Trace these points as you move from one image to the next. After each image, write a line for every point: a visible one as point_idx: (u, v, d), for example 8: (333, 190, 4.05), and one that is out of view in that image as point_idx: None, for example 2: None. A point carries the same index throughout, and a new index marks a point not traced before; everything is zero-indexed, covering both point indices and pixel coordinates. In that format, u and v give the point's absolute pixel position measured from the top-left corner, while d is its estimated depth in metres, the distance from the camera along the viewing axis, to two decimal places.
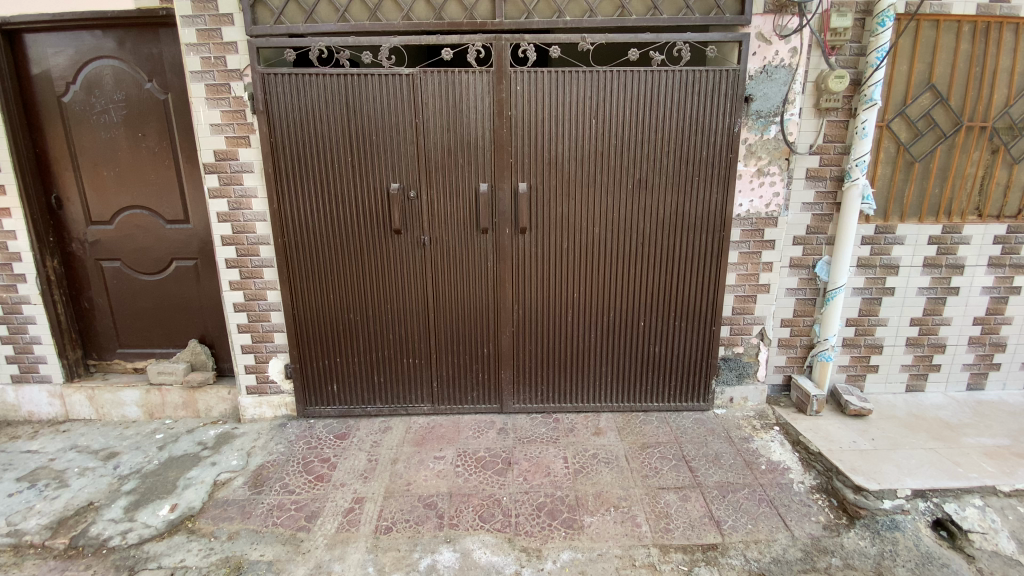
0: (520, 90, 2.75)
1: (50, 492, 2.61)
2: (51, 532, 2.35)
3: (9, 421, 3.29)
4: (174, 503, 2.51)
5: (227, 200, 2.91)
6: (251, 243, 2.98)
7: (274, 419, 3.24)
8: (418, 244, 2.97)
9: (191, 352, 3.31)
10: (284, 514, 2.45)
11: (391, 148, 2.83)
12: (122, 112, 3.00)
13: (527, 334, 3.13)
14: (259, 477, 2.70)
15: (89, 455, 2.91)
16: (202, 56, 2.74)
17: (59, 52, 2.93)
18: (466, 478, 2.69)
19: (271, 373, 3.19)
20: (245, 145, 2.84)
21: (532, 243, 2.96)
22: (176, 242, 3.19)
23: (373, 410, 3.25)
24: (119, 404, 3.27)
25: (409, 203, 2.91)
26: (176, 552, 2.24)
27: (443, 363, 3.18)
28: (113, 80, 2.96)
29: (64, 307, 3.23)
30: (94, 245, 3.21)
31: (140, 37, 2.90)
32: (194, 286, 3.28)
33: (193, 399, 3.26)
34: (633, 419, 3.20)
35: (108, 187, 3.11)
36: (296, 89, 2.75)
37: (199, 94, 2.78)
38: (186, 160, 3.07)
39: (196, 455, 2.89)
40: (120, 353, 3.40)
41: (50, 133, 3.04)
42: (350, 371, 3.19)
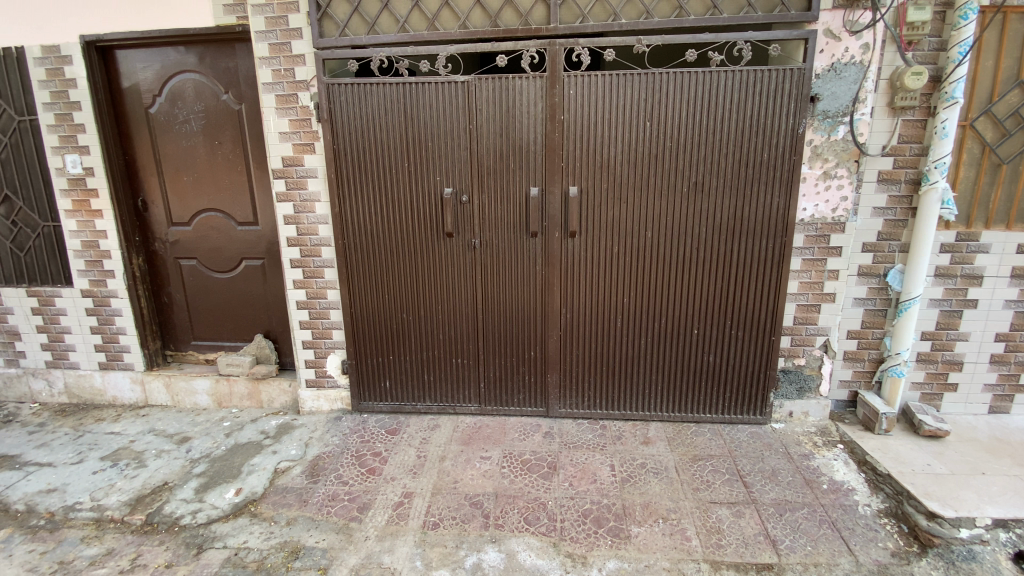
0: (574, 94, 2.75)
1: (130, 471, 2.83)
2: (130, 508, 2.54)
3: (96, 404, 3.61)
4: (238, 487, 2.66)
5: (292, 204, 3.08)
6: (314, 244, 3.14)
7: (330, 412, 3.38)
8: (468, 247, 3.02)
9: (257, 346, 3.52)
10: (337, 503, 2.54)
11: (445, 152, 2.90)
12: (201, 122, 3.24)
13: (574, 339, 3.11)
14: (316, 466, 2.82)
15: (164, 439, 3.14)
16: (274, 68, 2.91)
17: (146, 67, 3.19)
18: (512, 479, 2.70)
19: (328, 368, 3.33)
20: (310, 152, 3.00)
21: (582, 247, 2.95)
22: (246, 242, 3.41)
23: (422, 408, 3.33)
24: (191, 392, 3.51)
25: (460, 206, 2.97)
26: (240, 534, 2.38)
27: (491, 365, 3.21)
28: (194, 92, 3.21)
29: (146, 301, 3.51)
30: (173, 245, 3.47)
31: (219, 52, 3.13)
32: (261, 284, 3.48)
33: (257, 390, 3.46)
34: (684, 430, 3.11)
35: (187, 191, 3.36)
36: (358, 97, 2.87)
37: (270, 104, 2.96)
38: (256, 166, 3.27)
39: (259, 443, 3.06)
40: (193, 345, 3.66)
41: (138, 142, 3.32)
42: (402, 369, 3.29)
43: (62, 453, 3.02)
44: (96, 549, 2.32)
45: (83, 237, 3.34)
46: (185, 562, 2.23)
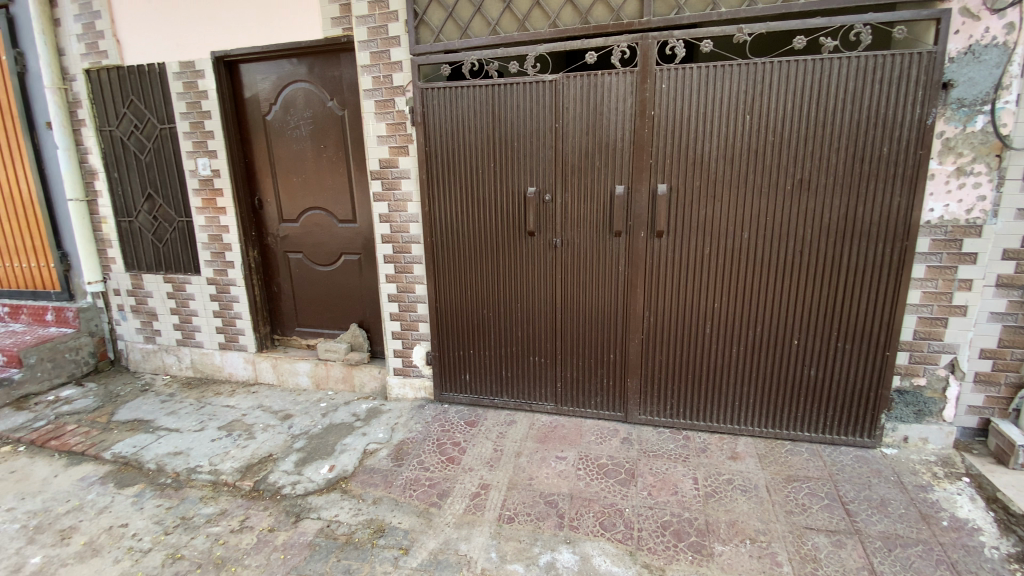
0: (665, 88, 2.66)
1: (242, 441, 3.16)
2: (240, 474, 2.83)
3: (216, 379, 4.06)
4: (332, 464, 2.87)
5: (387, 203, 3.27)
6: (405, 241, 3.30)
7: (415, 400, 3.55)
8: (551, 246, 3.02)
9: (352, 334, 3.78)
10: (419, 488, 2.66)
11: (531, 151, 2.93)
12: (310, 127, 3.53)
13: (657, 344, 3.00)
14: (400, 451, 2.98)
15: (270, 414, 3.47)
16: (374, 75, 3.11)
17: (266, 79, 3.54)
18: (588, 482, 2.66)
19: (414, 359, 3.50)
20: (405, 154, 3.16)
21: (668, 248, 2.84)
22: (345, 238, 3.67)
23: (500, 402, 3.39)
24: (294, 373, 3.83)
25: (544, 206, 2.98)
26: (332, 507, 2.56)
27: (569, 366, 3.19)
28: (305, 100, 3.50)
29: (260, 290, 3.91)
30: (284, 239, 3.82)
31: (326, 62, 3.39)
32: (357, 278, 3.72)
33: (351, 374, 3.70)
34: (778, 447, 2.88)
35: (296, 191, 3.69)
36: (449, 100, 2.99)
37: (370, 109, 3.16)
38: (356, 167, 3.51)
39: (350, 424, 3.28)
40: (297, 331, 4.01)
41: (258, 146, 3.69)
42: (481, 364, 3.36)
43: (187, 420, 3.44)
44: (212, 508, 2.60)
45: (210, 231, 3.77)
46: (285, 528, 2.43)
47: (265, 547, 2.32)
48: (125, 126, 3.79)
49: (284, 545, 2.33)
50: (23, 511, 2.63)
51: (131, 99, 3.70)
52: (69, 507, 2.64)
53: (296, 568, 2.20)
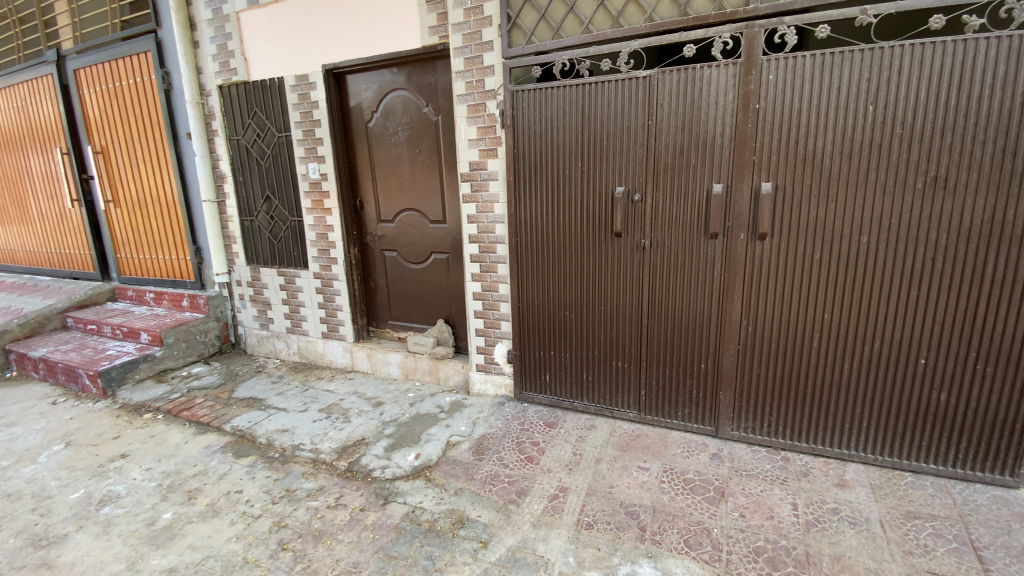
0: (772, 80, 2.48)
1: (339, 424, 3.40)
2: (337, 454, 3.04)
3: (318, 364, 4.42)
4: (418, 452, 3.00)
5: (475, 204, 3.36)
6: (491, 241, 3.37)
7: (496, 397, 3.61)
8: (639, 248, 2.93)
9: (439, 330, 3.93)
10: (498, 484, 2.69)
11: (621, 150, 2.86)
12: (407, 132, 3.73)
13: (755, 355, 2.79)
14: (481, 445, 3.04)
15: (364, 400, 3.71)
16: (467, 80, 3.20)
17: (368, 88, 3.78)
18: (672, 496, 2.54)
19: (497, 356, 3.56)
20: (494, 156, 3.23)
21: (770, 253, 2.63)
22: (435, 238, 3.82)
23: (580, 406, 3.34)
24: (386, 363, 4.06)
25: (633, 206, 2.90)
26: (417, 494, 2.67)
27: (655, 374, 3.07)
28: (403, 107, 3.70)
29: (358, 285, 4.19)
30: (380, 238, 4.07)
31: (423, 70, 3.55)
32: (445, 276, 3.87)
33: (437, 367, 3.86)
34: (895, 479, 2.57)
35: (393, 193, 3.91)
36: (540, 102, 3.00)
37: (462, 113, 3.26)
38: (448, 169, 3.64)
39: (435, 416, 3.41)
40: (390, 324, 4.25)
41: (360, 151, 3.97)
42: (562, 367, 3.34)
43: (293, 401, 3.77)
44: (312, 484, 2.82)
45: (317, 230, 4.11)
46: (375, 509, 2.58)
47: (356, 525, 2.47)
48: (249, 135, 4.24)
49: (374, 525, 2.46)
50: (160, 471, 3.02)
51: (254, 111, 4.14)
52: (195, 470, 3.00)
53: (383, 548, 2.31)
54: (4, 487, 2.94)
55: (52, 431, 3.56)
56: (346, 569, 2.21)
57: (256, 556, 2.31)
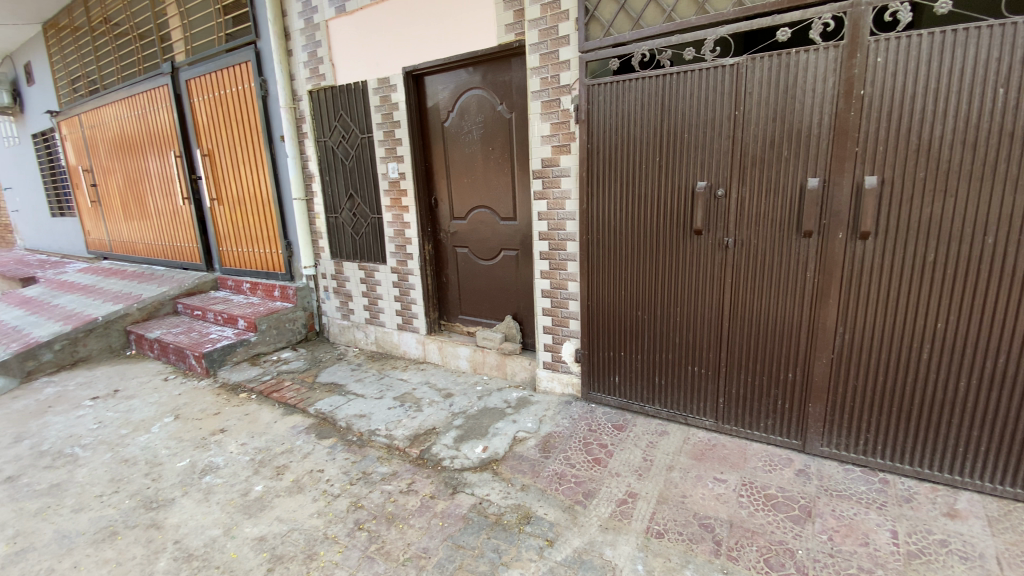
0: (880, 62, 2.24)
1: (411, 412, 3.52)
2: (409, 441, 3.15)
3: (392, 355, 4.62)
4: (486, 445, 3.04)
5: (546, 201, 3.34)
6: (561, 238, 3.34)
7: (562, 395, 3.58)
8: (721, 246, 2.78)
9: (507, 325, 3.97)
10: (565, 483, 2.66)
11: (704, 143, 2.72)
12: (481, 130, 3.78)
13: (852, 366, 2.55)
14: (548, 443, 3.02)
15: (434, 391, 3.82)
16: (542, 77, 3.19)
17: (445, 89, 3.88)
18: (751, 511, 2.38)
19: (564, 355, 3.52)
20: (567, 152, 3.19)
21: (872, 253, 2.39)
22: (505, 235, 3.84)
23: (651, 410, 3.22)
24: (456, 356, 4.16)
25: (715, 201, 2.75)
26: (484, 486, 2.70)
27: (735, 381, 2.89)
28: (478, 105, 3.75)
29: (430, 280, 4.32)
30: (453, 235, 4.16)
31: (498, 68, 3.58)
32: (514, 272, 3.88)
33: (504, 363, 3.89)
34: (1019, 513, 2.25)
35: (466, 190, 3.98)
36: (617, 95, 2.92)
37: (536, 110, 3.26)
38: (520, 165, 3.64)
39: (502, 410, 3.45)
40: (459, 319, 4.34)
41: (435, 150, 4.08)
42: (633, 369, 3.24)
43: (369, 388, 3.97)
44: (386, 468, 2.94)
45: (394, 227, 4.29)
46: (444, 497, 2.64)
47: (427, 512, 2.54)
48: (335, 136, 4.49)
49: (443, 513, 2.53)
50: (252, 446, 3.29)
51: (339, 114, 4.39)
52: (283, 448, 3.23)
53: (452, 536, 2.36)
54: (125, 452, 3.33)
55: (164, 404, 3.99)
56: (417, 553, 2.27)
57: (336, 533, 2.44)
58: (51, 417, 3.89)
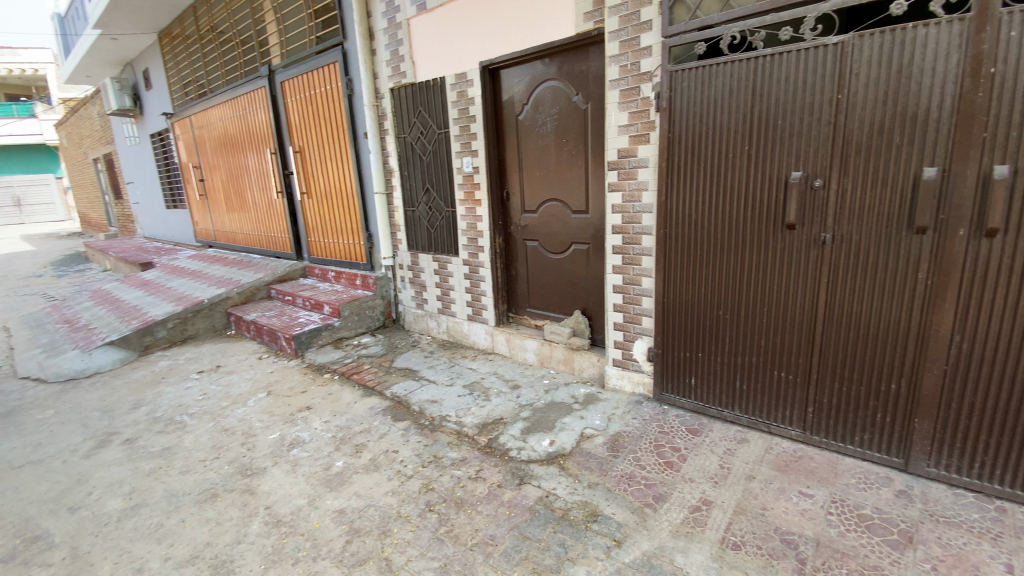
0: (1017, 35, 1.95)
1: (480, 401, 3.59)
2: (478, 429, 3.22)
3: (462, 344, 4.73)
4: (552, 439, 3.03)
5: (622, 193, 3.25)
6: (636, 232, 3.23)
7: (632, 394, 3.48)
8: (817, 243, 2.56)
9: (575, 320, 3.92)
10: (634, 485, 2.59)
11: (800, 130, 2.51)
12: (555, 122, 3.74)
13: (970, 380, 2.26)
14: (617, 442, 2.96)
15: (502, 382, 3.87)
16: (621, 65, 3.09)
17: (520, 81, 3.87)
18: (841, 531, 2.19)
19: (635, 353, 3.43)
20: (645, 142, 3.08)
21: (1000, 252, 2.10)
22: (577, 228, 3.78)
23: (730, 416, 3.06)
24: (524, 349, 4.18)
25: (811, 193, 2.54)
26: (551, 480, 2.69)
27: (827, 390, 2.67)
28: (553, 97, 3.71)
29: (501, 273, 4.37)
30: (524, 228, 4.17)
31: (575, 58, 3.51)
32: (585, 266, 3.81)
33: (572, 358, 3.86)
34: None
35: (538, 183, 3.96)
36: (702, 81, 2.77)
37: (614, 99, 3.17)
38: (594, 157, 3.57)
39: (569, 405, 3.42)
40: (528, 312, 4.35)
41: (509, 143, 4.09)
42: (712, 371, 3.08)
43: (441, 375, 4.10)
44: (456, 454, 3.02)
45: (467, 220, 4.37)
46: (511, 487, 2.67)
47: (494, 500, 2.58)
48: (413, 131, 4.64)
49: (510, 503, 2.55)
50: (334, 424, 3.51)
51: (418, 110, 4.54)
52: (361, 427, 3.42)
53: (518, 527, 2.38)
54: (225, 422, 3.67)
55: (258, 381, 4.35)
56: (484, 539, 2.31)
57: (408, 512, 2.54)
58: (164, 387, 4.37)
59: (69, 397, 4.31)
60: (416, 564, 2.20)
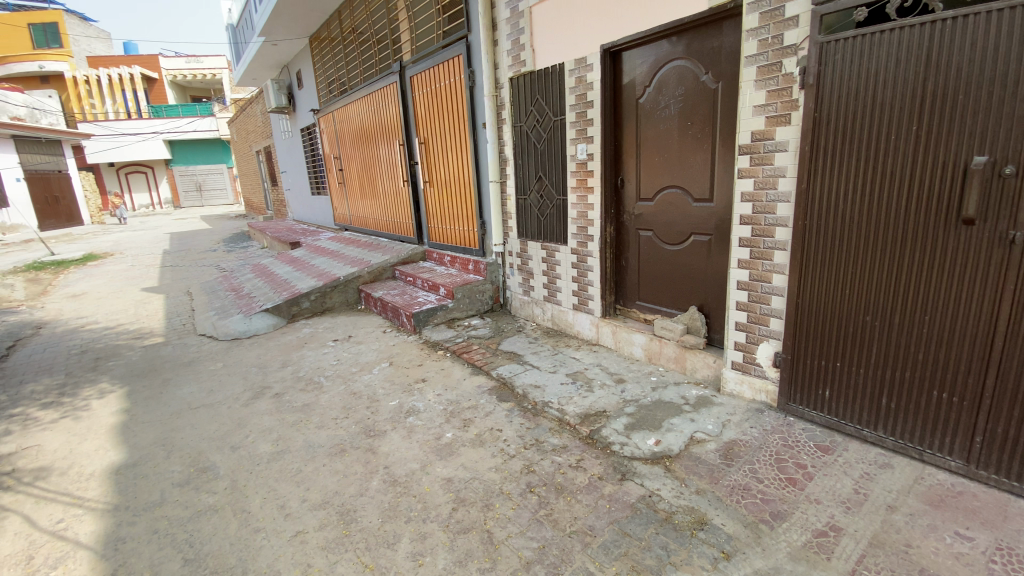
0: None
1: (583, 391, 3.57)
2: (580, 419, 3.20)
3: (567, 333, 4.73)
4: (658, 439, 2.92)
5: (753, 180, 2.98)
6: (768, 223, 2.95)
7: (752, 401, 3.22)
8: (1003, 242, 2.12)
9: (690, 317, 3.71)
10: (748, 497, 2.41)
11: (989, 106, 2.09)
12: (680, 105, 3.53)
13: None
14: (731, 450, 2.76)
15: (606, 374, 3.81)
16: (761, 39, 2.81)
17: (643, 63, 3.72)
18: None
19: (758, 356, 3.16)
20: (784, 124, 2.78)
21: None
22: (698, 218, 3.56)
23: (870, 436, 2.69)
24: (631, 343, 4.06)
25: (998, 182, 2.11)
26: (655, 480, 2.60)
27: (1004, 419, 2.22)
28: (679, 78, 3.50)
29: (611, 263, 4.27)
30: (638, 217, 4.02)
31: (707, 34, 3.27)
32: (705, 259, 3.58)
33: (684, 356, 3.67)
34: None
35: (656, 170, 3.79)
36: (861, 53, 2.43)
37: (750, 77, 2.90)
38: (722, 142, 3.31)
39: (679, 406, 3.26)
40: (637, 305, 4.21)
41: (627, 129, 3.96)
42: (851, 384, 2.73)
43: (545, 361, 4.15)
44: (557, 440, 3.04)
45: (579, 208, 4.33)
46: (612, 482, 2.62)
47: (594, 491, 2.56)
48: (530, 119, 4.68)
49: (611, 497, 2.51)
50: (445, 397, 3.73)
51: (535, 98, 4.56)
52: (470, 404, 3.59)
53: (619, 522, 2.33)
54: (353, 386, 4.09)
55: (381, 352, 4.78)
56: (583, 529, 2.31)
57: (509, 490, 2.62)
58: (306, 351, 4.99)
59: (234, 353, 5.12)
60: (515, 541, 2.27)
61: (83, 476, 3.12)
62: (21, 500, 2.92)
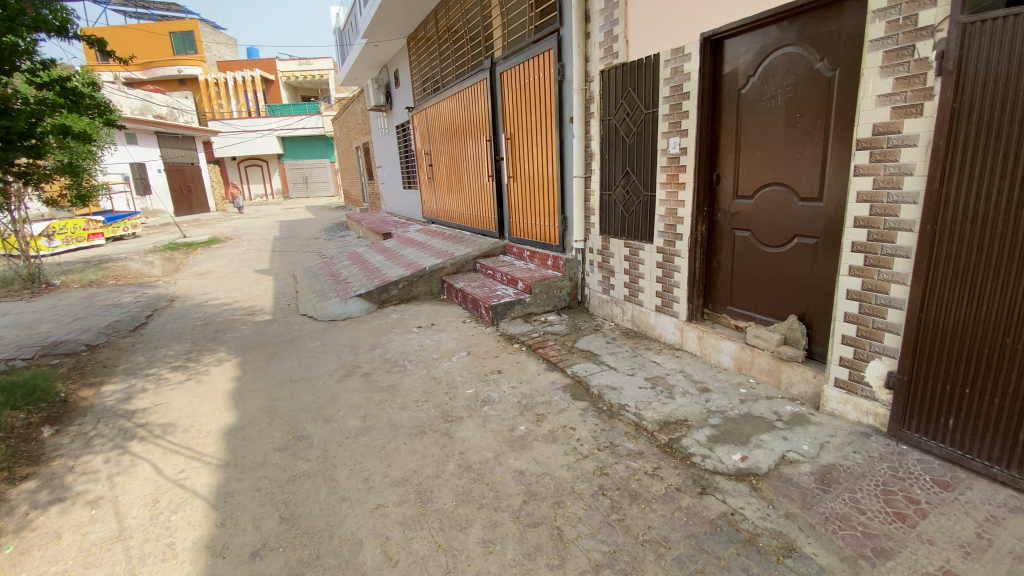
0: None
1: (663, 397, 3.44)
2: (658, 426, 3.08)
3: (648, 335, 4.57)
4: (745, 455, 2.74)
5: (873, 178, 2.68)
6: (889, 227, 2.64)
7: (857, 424, 2.92)
8: None
9: (788, 326, 3.41)
10: (847, 528, 2.19)
11: None
12: (788, 95, 3.25)
13: None
14: (828, 475, 2.52)
15: (689, 381, 3.63)
16: (890, 20, 2.51)
17: (747, 52, 3.48)
18: None
19: (867, 374, 2.84)
20: (915, 115, 2.47)
21: None
22: (804, 219, 3.27)
23: (1004, 476, 2.32)
24: (718, 350, 3.84)
25: None
26: (738, 498, 2.44)
27: None
28: (787, 67, 3.23)
29: (701, 263, 4.06)
30: (734, 216, 3.78)
31: (823, 18, 2.98)
32: (809, 264, 3.29)
33: (779, 369, 3.40)
34: None
35: (757, 166, 3.53)
36: (1017, 30, 2.07)
37: (874, 63, 2.61)
38: (836, 136, 3.00)
39: (770, 422, 3.03)
40: (728, 310, 3.98)
41: (726, 122, 3.73)
42: (982, 414, 2.36)
43: (623, 363, 4.04)
44: (633, 445, 2.96)
45: (667, 205, 4.15)
46: (691, 494, 2.50)
47: (671, 502, 2.46)
48: (620, 113, 4.56)
49: (689, 509, 2.40)
50: (520, 390, 3.77)
51: (627, 91, 4.43)
52: (544, 399, 3.60)
53: (696, 537, 2.22)
54: (434, 371, 4.27)
55: (461, 341, 4.93)
56: (657, 538, 2.23)
57: (581, 490, 2.59)
58: (392, 335, 5.27)
59: (330, 333, 5.55)
60: (585, 542, 2.24)
61: (201, 434, 3.55)
62: (153, 450, 3.38)
